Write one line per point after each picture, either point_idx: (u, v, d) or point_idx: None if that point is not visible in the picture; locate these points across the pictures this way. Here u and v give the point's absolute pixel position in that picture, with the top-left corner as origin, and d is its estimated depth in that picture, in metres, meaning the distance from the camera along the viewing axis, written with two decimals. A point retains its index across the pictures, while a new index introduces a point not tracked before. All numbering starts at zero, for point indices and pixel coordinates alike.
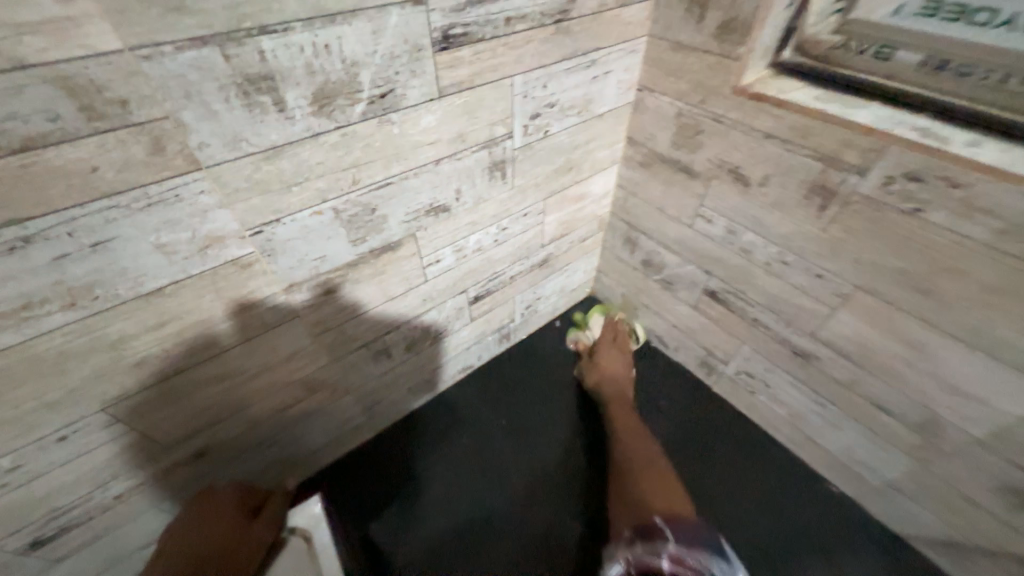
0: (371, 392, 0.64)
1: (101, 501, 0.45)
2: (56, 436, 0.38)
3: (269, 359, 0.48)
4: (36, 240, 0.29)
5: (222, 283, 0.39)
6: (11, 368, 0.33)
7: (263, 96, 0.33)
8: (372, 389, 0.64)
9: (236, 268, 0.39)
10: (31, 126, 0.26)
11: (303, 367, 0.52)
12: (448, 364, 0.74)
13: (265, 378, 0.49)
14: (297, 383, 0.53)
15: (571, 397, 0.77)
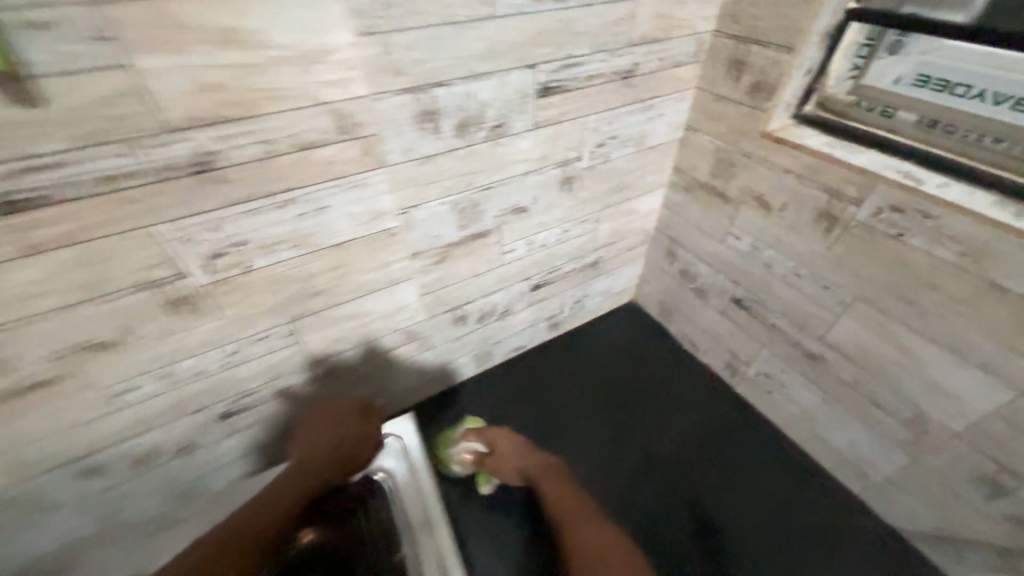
0: (446, 352, 0.81)
1: (267, 393, 0.64)
2: (261, 335, 0.57)
3: (390, 307, 0.66)
4: (294, 202, 0.48)
5: (376, 245, 0.58)
6: (256, 282, 0.52)
7: (429, 124, 0.51)
8: (447, 350, 0.81)
9: (387, 235, 0.58)
10: (313, 136, 0.45)
11: (406, 320, 0.70)
12: (504, 341, 0.89)
13: (381, 322, 0.67)
14: (401, 330, 0.71)
15: (607, 381, 0.90)
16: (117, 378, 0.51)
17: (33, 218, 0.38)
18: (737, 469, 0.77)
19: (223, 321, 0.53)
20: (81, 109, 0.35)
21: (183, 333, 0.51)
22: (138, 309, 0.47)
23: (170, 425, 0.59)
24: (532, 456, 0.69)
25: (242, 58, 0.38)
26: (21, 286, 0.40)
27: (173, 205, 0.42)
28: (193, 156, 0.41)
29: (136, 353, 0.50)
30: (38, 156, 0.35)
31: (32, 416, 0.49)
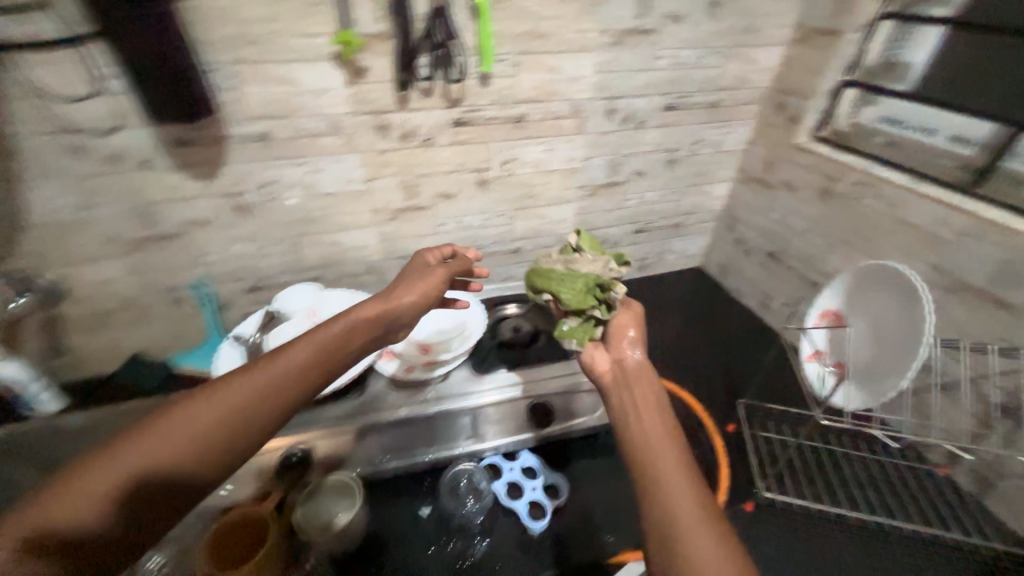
0: (577, 262, 1.30)
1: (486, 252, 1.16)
2: (501, 214, 1.10)
3: (560, 218, 1.17)
4: (544, 144, 1.02)
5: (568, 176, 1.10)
6: (512, 183, 1.06)
7: (611, 116, 1.04)
8: (577, 261, 1.30)
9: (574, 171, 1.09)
10: (563, 114, 0.99)
11: (564, 229, 1.20)
12: (610, 267, 1.36)
13: (552, 226, 1.18)
14: (558, 236, 1.21)
15: (676, 304, 1.33)
16: (443, 215, 1.06)
17: (461, 129, 0.94)
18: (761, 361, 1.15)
19: (491, 198, 1.06)
20: (497, 90, 0.91)
21: (475, 201, 1.06)
22: (466, 183, 1.02)
23: (444, 254, 1.13)
24: (630, 330, 0.69)
25: (552, 78, 0.94)
26: (442, 157, 0.96)
27: (504, 135, 0.98)
28: (518, 115, 0.96)
29: (455, 203, 1.05)
30: (476, 106, 0.92)
31: (409, 224, 1.05)
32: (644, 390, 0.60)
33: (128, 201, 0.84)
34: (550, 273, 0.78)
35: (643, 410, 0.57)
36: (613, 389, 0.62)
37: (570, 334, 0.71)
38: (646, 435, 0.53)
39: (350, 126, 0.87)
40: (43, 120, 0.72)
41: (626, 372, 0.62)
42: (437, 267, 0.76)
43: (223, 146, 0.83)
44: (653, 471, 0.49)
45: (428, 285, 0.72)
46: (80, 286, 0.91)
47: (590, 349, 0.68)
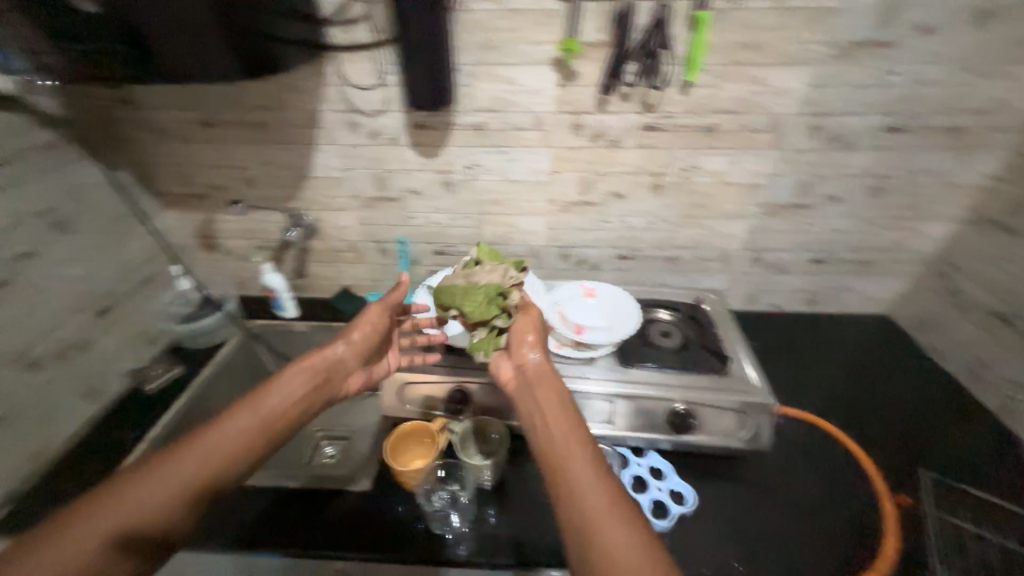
0: (733, 281, 1.22)
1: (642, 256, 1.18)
2: (666, 220, 1.11)
3: (727, 232, 1.13)
4: (730, 154, 1.00)
5: (748, 191, 1.05)
6: (686, 190, 1.06)
7: (815, 133, 0.97)
8: (734, 280, 1.22)
9: (755, 187, 1.04)
10: (759, 126, 0.96)
11: (729, 245, 1.15)
12: (771, 293, 1.24)
13: (716, 239, 1.14)
14: (720, 250, 1.16)
15: (847, 350, 1.17)
16: (609, 214, 1.11)
17: (649, 133, 0.98)
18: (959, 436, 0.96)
19: (661, 203, 1.08)
20: (694, 99, 0.93)
21: (644, 203, 1.09)
22: (641, 185, 1.06)
23: (601, 249, 1.18)
24: (529, 334, 0.73)
25: (756, 90, 0.91)
26: (624, 158, 1.02)
27: (691, 143, 0.99)
28: (710, 124, 0.96)
29: (625, 204, 1.09)
30: (670, 113, 0.95)
31: (577, 217, 1.12)
32: (547, 408, 0.64)
33: (371, 167, 1.07)
34: (450, 290, 0.81)
35: (568, 442, 0.58)
36: (518, 390, 0.70)
37: (478, 346, 0.77)
38: (558, 459, 0.57)
39: (551, 123, 0.97)
40: (340, 101, 0.97)
41: (529, 384, 0.68)
42: (372, 304, 0.85)
43: (448, 131, 1.00)
44: (576, 487, 0.53)
45: (362, 325, 0.83)
46: (327, 228, 1.19)
47: (496, 359, 0.76)
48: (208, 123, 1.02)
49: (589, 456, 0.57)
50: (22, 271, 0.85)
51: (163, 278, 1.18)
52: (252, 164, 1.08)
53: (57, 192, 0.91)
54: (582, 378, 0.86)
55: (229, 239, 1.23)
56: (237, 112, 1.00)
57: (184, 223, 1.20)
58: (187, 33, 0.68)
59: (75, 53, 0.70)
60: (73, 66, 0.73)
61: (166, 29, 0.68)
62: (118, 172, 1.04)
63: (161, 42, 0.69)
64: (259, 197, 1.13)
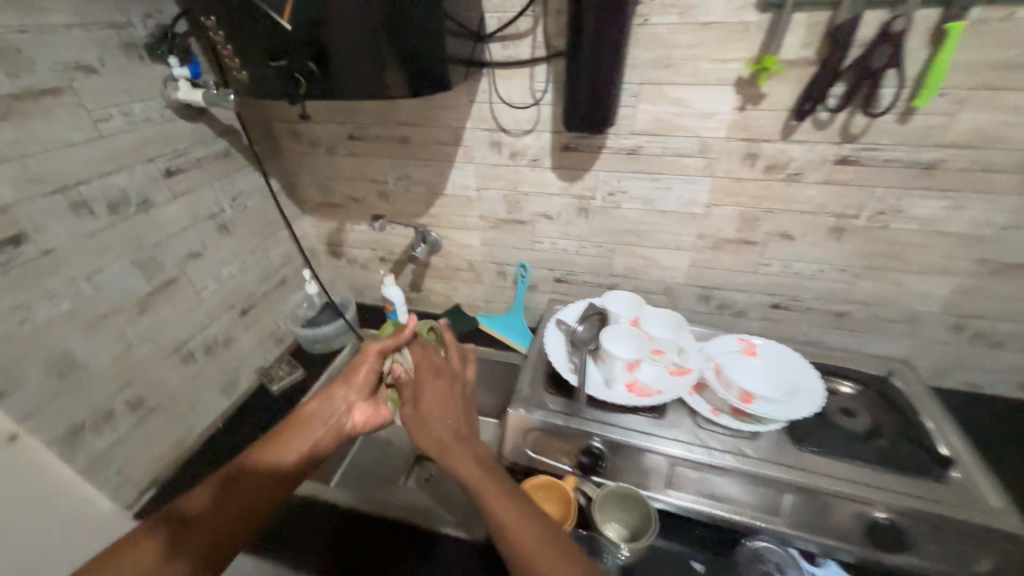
0: (918, 348, 0.99)
1: (801, 306, 1.01)
2: (843, 268, 0.93)
3: (924, 290, 0.92)
4: (951, 198, 0.80)
5: (966, 244, 0.84)
6: (879, 237, 0.87)
7: None
8: (919, 347, 0.99)
9: (978, 239, 0.83)
10: (1003, 166, 0.75)
11: (922, 305, 0.93)
12: (970, 369, 0.99)
13: (906, 297, 0.93)
14: (908, 310, 0.95)
15: None
16: (771, 255, 0.96)
17: (843, 168, 0.82)
18: None
19: (840, 249, 0.91)
20: (912, 130, 0.75)
21: (818, 247, 0.92)
22: (818, 226, 0.89)
23: (751, 294, 1.03)
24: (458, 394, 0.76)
25: (1006, 121, 0.72)
26: (803, 195, 0.86)
27: (897, 181, 0.81)
28: (931, 161, 0.77)
29: (793, 246, 0.93)
30: (877, 145, 0.78)
31: (729, 256, 0.98)
32: (463, 441, 0.70)
33: (507, 188, 1.02)
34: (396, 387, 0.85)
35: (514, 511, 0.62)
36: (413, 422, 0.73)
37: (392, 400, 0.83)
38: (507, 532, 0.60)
39: (720, 151, 0.85)
40: (486, 120, 0.93)
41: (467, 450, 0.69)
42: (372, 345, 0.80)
43: (597, 155, 0.92)
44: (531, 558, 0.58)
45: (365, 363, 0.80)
46: (450, 246, 1.17)
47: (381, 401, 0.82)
48: (356, 137, 1.04)
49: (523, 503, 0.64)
50: (191, 269, 0.91)
51: (297, 281, 1.23)
52: (389, 179, 1.09)
53: (224, 198, 0.97)
54: (740, 454, 0.72)
55: (356, 249, 1.26)
56: (384, 128, 1.01)
57: (319, 230, 1.25)
58: (375, 60, 0.67)
59: (268, 74, 0.72)
60: (261, 85, 0.75)
61: (358, 55, 0.67)
62: (274, 181, 1.10)
63: (351, 67, 0.68)
64: (391, 210, 1.14)
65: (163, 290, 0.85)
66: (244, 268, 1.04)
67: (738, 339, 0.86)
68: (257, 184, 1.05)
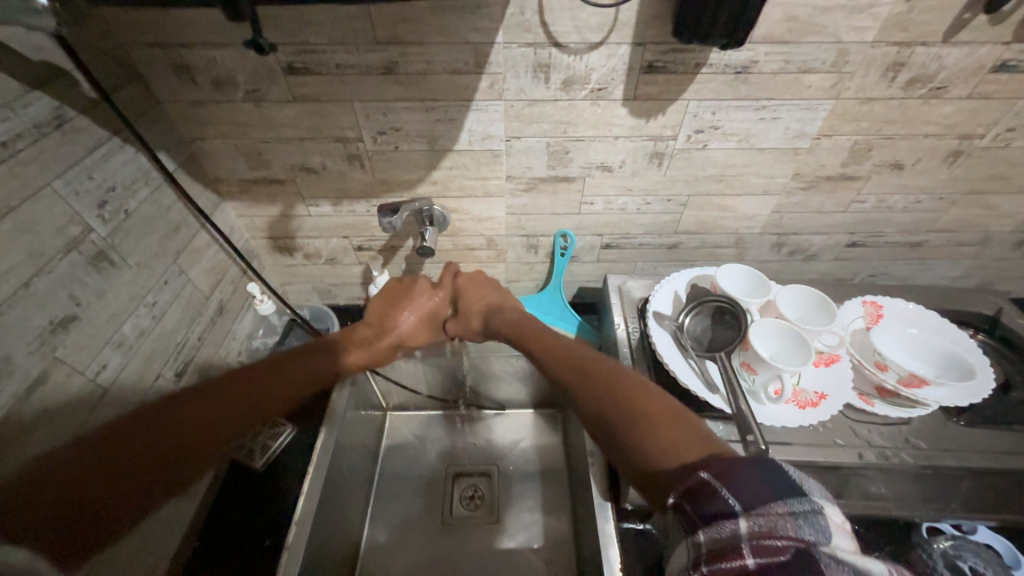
0: (977, 267, 0.96)
1: (880, 241, 0.91)
2: (941, 196, 0.82)
3: (1011, 210, 0.84)
4: None
5: None
6: (996, 158, 0.75)
7: None
8: (978, 265, 0.96)
9: None
10: None
11: (1002, 225, 0.87)
12: (1013, 279, 0.99)
13: (991, 219, 0.86)
14: (986, 232, 0.89)
15: None
16: (869, 191, 0.81)
17: (997, 76, 0.65)
18: None
19: (947, 176, 0.78)
20: None
21: (924, 176, 0.78)
22: (935, 150, 0.74)
23: (831, 235, 0.89)
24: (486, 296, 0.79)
25: None
26: (937, 114, 0.69)
27: None
28: None
29: (898, 176, 0.79)
30: None
31: (821, 196, 0.82)
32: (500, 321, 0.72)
33: (552, 134, 0.71)
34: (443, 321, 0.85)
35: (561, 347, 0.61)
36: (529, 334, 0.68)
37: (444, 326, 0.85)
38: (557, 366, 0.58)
39: (861, 61, 0.63)
40: (531, 29, 0.59)
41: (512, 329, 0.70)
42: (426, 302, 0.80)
43: (692, 78, 0.64)
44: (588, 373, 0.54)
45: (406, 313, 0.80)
46: (463, 220, 0.85)
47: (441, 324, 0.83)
48: (299, 70, 0.62)
49: (613, 380, 0.51)
50: (65, 345, 0.51)
51: (240, 303, 0.84)
52: (363, 135, 0.70)
53: (85, 208, 0.54)
54: (915, 448, 0.61)
55: (318, 240, 0.88)
56: (350, 52, 0.60)
57: (253, 221, 0.84)
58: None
59: None
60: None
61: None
62: (162, 159, 0.66)
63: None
64: (370, 181, 0.77)
65: (29, 403, 0.47)
66: (154, 310, 0.65)
67: (862, 302, 0.74)
68: (136, 170, 0.62)
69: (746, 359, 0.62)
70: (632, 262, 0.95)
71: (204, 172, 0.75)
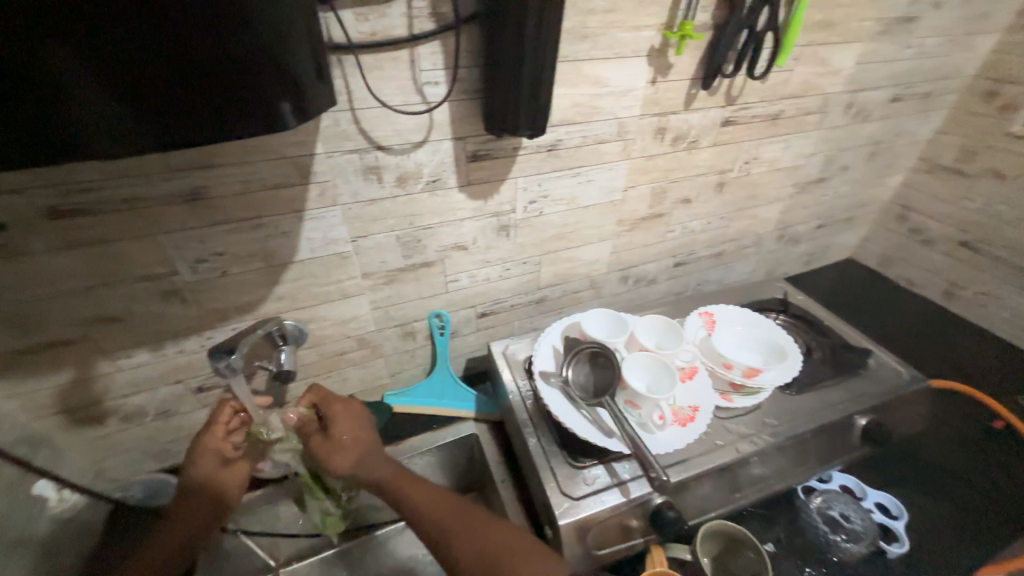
0: (762, 261, 1.23)
1: (696, 257, 1.10)
2: (723, 216, 1.04)
3: (767, 215, 1.11)
4: (786, 140, 0.95)
5: (790, 174, 1.03)
6: (746, 183, 0.99)
7: (848, 109, 0.97)
8: (762, 260, 1.23)
9: (795, 168, 1.03)
10: (811, 109, 0.92)
11: (765, 228, 1.14)
12: (787, 264, 1.29)
13: (757, 225, 1.11)
14: (757, 235, 1.14)
15: (853, 299, 1.27)
16: (675, 222, 0.98)
17: (725, 129, 0.86)
18: (980, 353, 1.07)
19: (720, 202, 1.00)
20: (770, 85, 0.84)
21: (707, 204, 0.99)
22: (708, 183, 0.95)
23: (661, 261, 1.05)
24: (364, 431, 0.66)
25: (819, 71, 0.86)
26: (699, 159, 0.89)
27: (758, 132, 0.90)
28: (775, 111, 0.89)
29: (690, 208, 0.98)
30: (748, 103, 0.84)
31: (644, 233, 0.96)
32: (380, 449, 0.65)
33: (399, 227, 0.71)
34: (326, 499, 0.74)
35: (420, 495, 0.60)
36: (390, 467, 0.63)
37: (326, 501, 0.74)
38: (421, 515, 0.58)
39: (636, 130, 0.77)
40: (350, 137, 0.59)
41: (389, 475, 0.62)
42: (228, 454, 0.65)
43: (513, 160, 0.71)
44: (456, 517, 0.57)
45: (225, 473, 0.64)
46: (323, 328, 0.78)
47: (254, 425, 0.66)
48: (71, 213, 0.52)
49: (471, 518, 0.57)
50: None
51: (25, 518, 0.63)
52: (178, 267, 0.61)
53: None
54: (772, 427, 0.72)
55: (138, 396, 0.71)
56: (139, 184, 0.53)
57: (32, 398, 0.64)
58: (167, 67, 0.32)
59: None
60: None
61: (117, 66, 0.30)
62: None
63: (105, 87, 0.30)
64: (198, 314, 0.66)
65: None
66: None
67: (698, 313, 0.87)
68: None
69: (628, 396, 0.67)
70: (510, 323, 0.97)
71: None
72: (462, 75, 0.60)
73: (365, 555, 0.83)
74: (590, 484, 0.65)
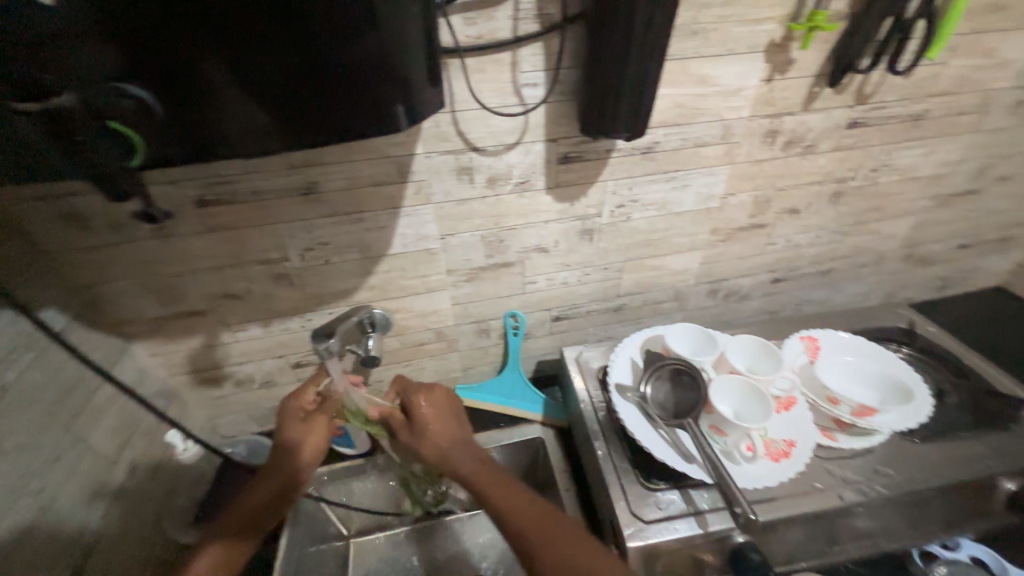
0: (880, 283, 1.07)
1: (798, 274, 0.99)
2: (836, 230, 0.92)
3: (892, 231, 0.96)
4: (927, 145, 0.81)
5: (927, 184, 0.89)
6: (869, 193, 0.87)
7: (1017, 109, 0.80)
8: (880, 281, 1.07)
9: (935, 178, 0.88)
10: (966, 109, 0.78)
11: (888, 245, 0.99)
12: (911, 288, 1.11)
13: (878, 241, 0.97)
14: (877, 253, 1.00)
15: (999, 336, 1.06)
16: (777, 233, 0.89)
17: (850, 132, 0.76)
18: None
19: (835, 213, 0.89)
20: (913, 82, 0.72)
21: (818, 216, 0.88)
22: (822, 193, 0.84)
23: (756, 276, 0.96)
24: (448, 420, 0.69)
25: (981, 64, 0.72)
26: (814, 165, 0.79)
27: (891, 135, 0.78)
28: (916, 112, 0.76)
29: (797, 219, 0.88)
30: (883, 102, 0.73)
31: (739, 245, 0.88)
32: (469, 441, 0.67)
33: (484, 226, 0.72)
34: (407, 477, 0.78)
35: (502, 488, 0.60)
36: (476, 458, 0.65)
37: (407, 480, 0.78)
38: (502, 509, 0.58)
39: (742, 132, 0.71)
40: (447, 138, 0.61)
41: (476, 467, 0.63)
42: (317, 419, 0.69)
43: (604, 163, 0.69)
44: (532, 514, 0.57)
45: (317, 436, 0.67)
46: (406, 319, 0.81)
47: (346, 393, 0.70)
48: (210, 202, 0.59)
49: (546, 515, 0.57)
50: None
51: (158, 458, 0.73)
52: (289, 254, 0.67)
53: None
54: (886, 477, 0.62)
55: (248, 365, 0.80)
56: (265, 178, 0.59)
57: (170, 357, 0.75)
58: (299, 76, 0.34)
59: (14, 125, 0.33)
60: None
61: (259, 76, 0.33)
62: (49, 316, 0.59)
63: (245, 96, 0.34)
64: (301, 296, 0.73)
65: None
66: (40, 496, 0.55)
67: (799, 338, 0.78)
68: (15, 335, 0.55)
69: (714, 421, 0.62)
70: (584, 329, 0.95)
71: (106, 317, 0.67)
72: (560, 76, 0.59)
73: (428, 539, 0.86)
74: (662, 509, 0.61)
